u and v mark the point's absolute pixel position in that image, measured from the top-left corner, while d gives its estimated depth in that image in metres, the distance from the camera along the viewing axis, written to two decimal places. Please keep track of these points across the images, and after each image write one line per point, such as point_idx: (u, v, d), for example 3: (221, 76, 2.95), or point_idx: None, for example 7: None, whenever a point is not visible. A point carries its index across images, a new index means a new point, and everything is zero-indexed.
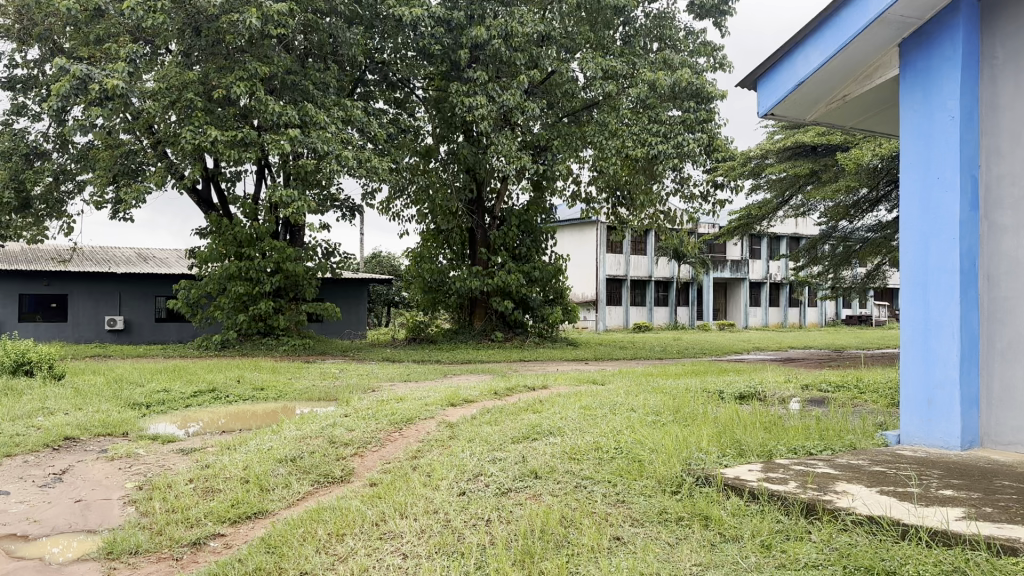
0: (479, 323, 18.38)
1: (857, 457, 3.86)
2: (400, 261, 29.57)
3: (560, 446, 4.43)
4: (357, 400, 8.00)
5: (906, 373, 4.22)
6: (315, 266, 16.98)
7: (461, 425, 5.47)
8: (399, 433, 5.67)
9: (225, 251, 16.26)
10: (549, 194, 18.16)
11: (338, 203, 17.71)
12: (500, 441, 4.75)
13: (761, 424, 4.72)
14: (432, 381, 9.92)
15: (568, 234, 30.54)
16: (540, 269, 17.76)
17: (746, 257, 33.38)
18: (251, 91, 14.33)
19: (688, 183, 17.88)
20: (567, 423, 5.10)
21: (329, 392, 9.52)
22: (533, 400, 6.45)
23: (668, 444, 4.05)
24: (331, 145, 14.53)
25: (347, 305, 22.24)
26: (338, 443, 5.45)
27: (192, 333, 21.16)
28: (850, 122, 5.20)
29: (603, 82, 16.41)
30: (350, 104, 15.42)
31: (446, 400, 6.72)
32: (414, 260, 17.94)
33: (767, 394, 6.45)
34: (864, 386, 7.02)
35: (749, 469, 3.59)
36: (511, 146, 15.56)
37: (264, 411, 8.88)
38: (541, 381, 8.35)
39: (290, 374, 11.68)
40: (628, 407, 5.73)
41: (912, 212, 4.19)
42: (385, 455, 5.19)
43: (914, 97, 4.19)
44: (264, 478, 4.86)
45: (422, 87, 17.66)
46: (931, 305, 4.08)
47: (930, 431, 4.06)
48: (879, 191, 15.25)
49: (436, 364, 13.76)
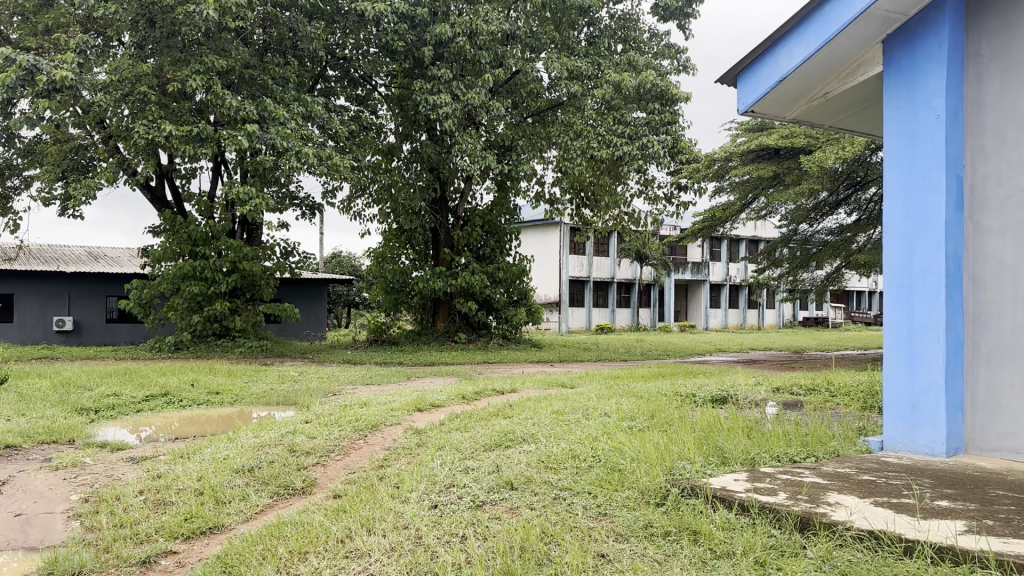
0: (443, 324, 18.13)
1: (843, 465, 3.74)
2: (361, 261, 29.14)
3: (534, 454, 4.24)
4: (318, 404, 7.71)
5: (889, 378, 4.13)
6: (273, 265, 16.55)
7: (429, 432, 5.24)
8: (363, 441, 5.41)
9: (179, 250, 15.75)
10: (512, 195, 17.98)
11: (298, 202, 17.30)
12: (471, 450, 4.54)
13: (740, 429, 4.59)
14: (396, 384, 9.67)
15: (530, 235, 30.42)
16: (504, 270, 17.56)
17: (706, 259, 33.64)
18: (207, 84, 13.93)
19: (652, 184, 17.84)
20: (541, 429, 4.91)
21: (288, 396, 9.21)
22: (503, 405, 6.24)
23: (647, 452, 3.89)
24: (290, 141, 14.17)
25: (306, 306, 21.78)
26: (298, 451, 5.18)
27: (145, 334, 20.52)
28: (828, 122, 5.10)
29: (569, 82, 16.26)
30: (310, 100, 15.06)
31: (412, 404, 6.48)
32: (376, 260, 17.58)
33: (741, 398, 6.34)
34: (836, 390, 6.94)
35: (735, 478, 3.44)
36: (475, 145, 15.34)
37: (220, 416, 8.54)
38: (509, 384, 8.16)
39: (247, 378, 11.30)
40: (602, 412, 5.56)
41: (897, 213, 4.10)
42: (349, 464, 4.94)
43: (899, 96, 4.10)
44: (220, 490, 4.58)
45: (384, 84, 17.34)
46: (916, 308, 3.98)
47: (914, 438, 3.97)
48: (839, 194, 15.37)
49: (398, 365, 13.49)
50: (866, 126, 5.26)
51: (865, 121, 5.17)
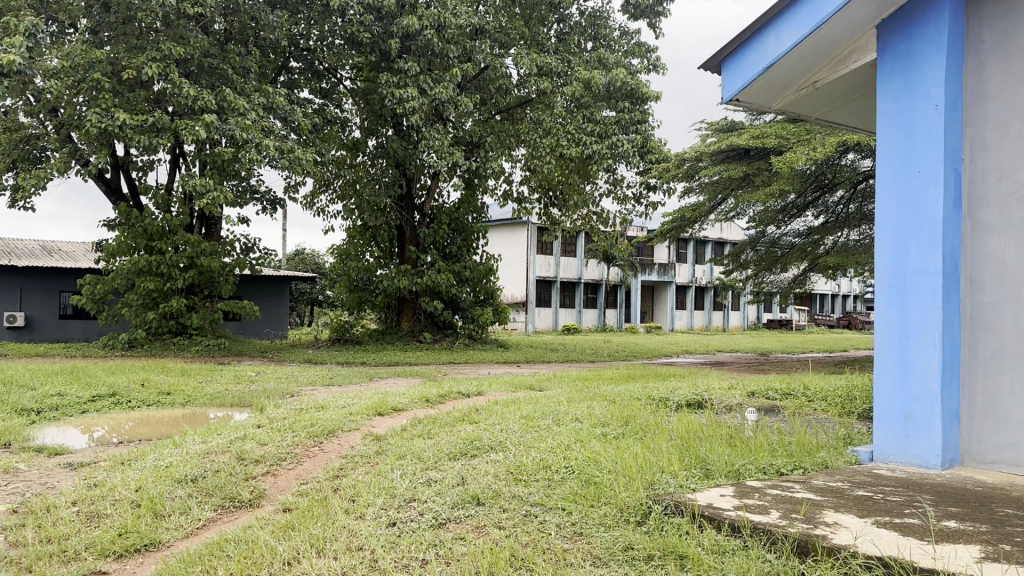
0: (407, 323, 17.71)
1: (834, 479, 3.50)
2: (324, 258, 28.54)
3: (503, 464, 3.92)
4: (276, 407, 7.30)
5: (880, 384, 3.90)
6: (233, 262, 15.95)
7: (389, 439, 4.89)
8: (318, 448, 5.03)
9: (134, 244, 15.15)
10: (480, 193, 17.63)
11: (259, 196, 16.77)
12: (435, 459, 4.21)
13: (721, 437, 4.32)
14: (356, 386, 9.28)
15: (498, 234, 30.11)
16: (471, 269, 17.18)
17: (673, 261, 33.64)
18: (164, 72, 13.36)
19: (621, 184, 17.64)
20: (509, 436, 4.60)
21: (244, 397, 8.76)
22: (468, 409, 5.90)
23: (625, 463, 3.59)
24: (250, 132, 13.67)
25: (267, 303, 21.19)
26: (247, 459, 4.78)
27: (99, 331, 19.79)
28: (814, 113, 4.85)
29: (538, 79, 15.91)
30: (272, 91, 14.53)
31: (372, 408, 6.11)
32: (339, 257, 17.10)
33: (716, 403, 6.10)
34: (813, 394, 6.73)
35: (721, 493, 3.14)
36: (443, 140, 15.00)
37: (172, 418, 8.08)
38: (476, 387, 7.82)
39: (201, 378, 10.79)
40: (573, 417, 5.27)
41: (890, 209, 3.87)
42: (303, 474, 4.56)
43: (894, 85, 3.87)
44: (158, 502, 4.17)
45: (349, 77, 16.87)
46: (910, 310, 3.76)
47: (907, 449, 3.74)
48: (807, 196, 15.30)
49: (361, 366, 13.05)
50: (851, 118, 5.04)
51: (850, 114, 4.94)
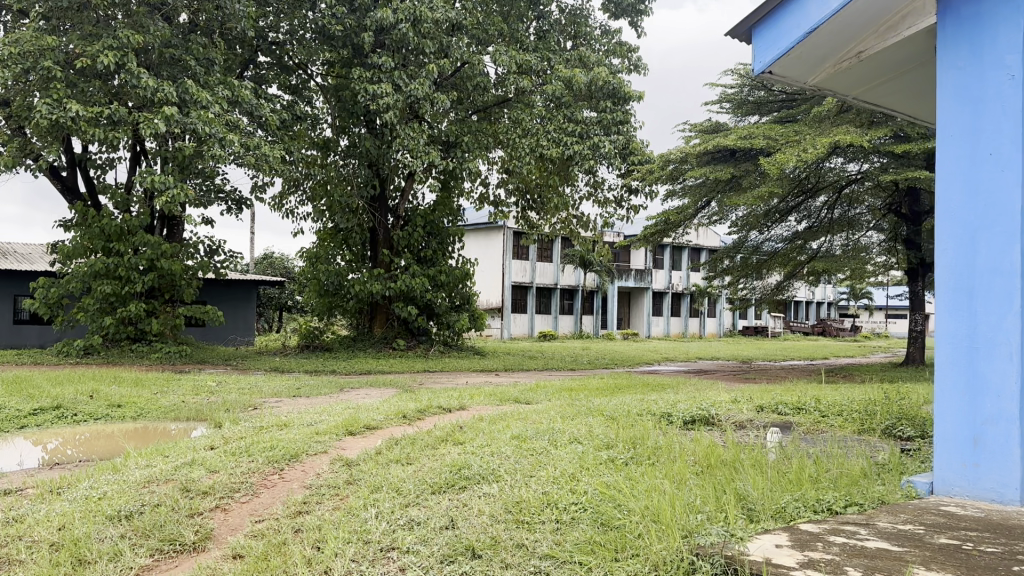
0: (381, 330, 16.96)
1: (902, 521, 2.90)
2: (294, 262, 27.67)
3: (500, 500, 3.28)
4: (237, 423, 6.57)
5: (942, 404, 3.33)
6: (196, 264, 15.14)
7: (362, 465, 4.21)
8: (278, 476, 4.31)
9: (91, 245, 14.29)
10: (456, 195, 16.94)
11: (224, 195, 15.95)
12: (416, 492, 3.57)
13: (749, 462, 3.72)
14: (325, 398, 8.53)
15: (473, 239, 29.42)
16: (447, 273, 16.43)
17: (649, 267, 33.14)
18: (121, 62, 12.50)
19: (602, 186, 17.09)
20: (502, 463, 3.95)
21: (202, 411, 7.98)
22: (452, 427, 5.23)
23: (649, 501, 2.97)
24: (214, 127, 12.86)
25: (233, 309, 20.31)
26: (193, 491, 4.06)
27: (55, 337, 18.76)
28: (852, 92, 4.28)
29: (517, 77, 15.17)
30: (238, 84, 13.70)
31: (342, 427, 5.40)
32: (309, 261, 16.24)
33: (725, 420, 5.50)
34: (826, 409, 6.16)
35: (776, 544, 2.53)
36: (417, 139, 14.30)
37: (122, 433, 7.30)
38: (457, 400, 7.13)
39: (156, 389, 9.95)
40: (572, 439, 4.63)
41: (953, 197, 3.31)
42: (258, 510, 3.85)
43: (958, 52, 3.31)
44: (83, 545, 3.42)
45: (320, 73, 16.13)
46: (979, 317, 3.19)
47: (977, 480, 3.16)
48: (790, 200, 14.68)
49: (331, 375, 12.29)
50: (889, 100, 4.47)
51: (891, 94, 4.36)
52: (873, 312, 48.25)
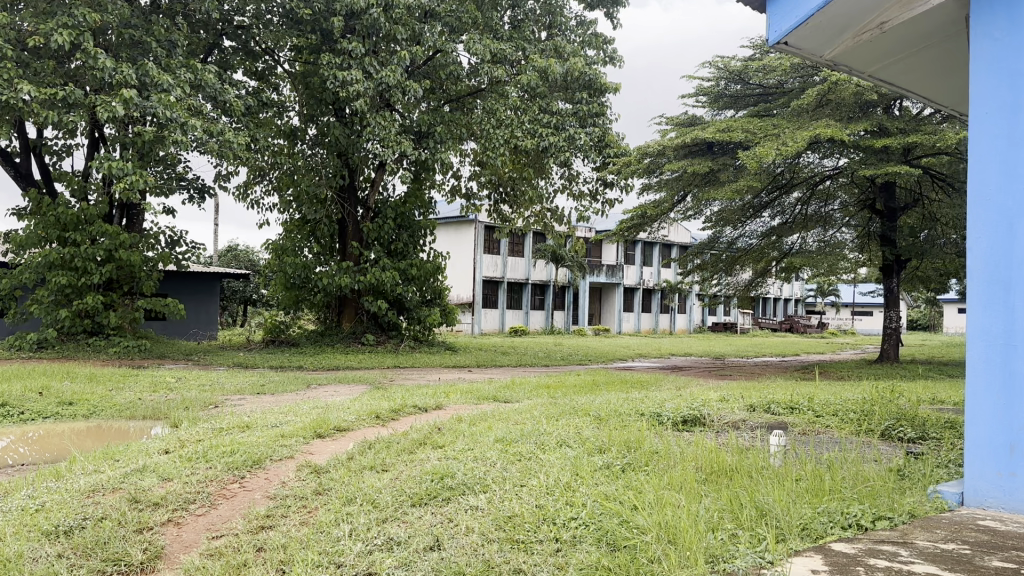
0: (349, 324, 16.46)
1: (941, 538, 2.60)
2: (260, 255, 26.99)
3: (489, 515, 2.92)
4: (196, 424, 6.11)
5: (973, 407, 3.05)
6: (156, 256, 14.53)
7: (334, 473, 3.81)
8: (238, 486, 3.88)
9: (46, 235, 13.62)
10: (427, 186, 16.51)
11: (185, 184, 15.35)
12: (393, 505, 3.20)
13: (760, 469, 3.42)
14: (291, 396, 8.07)
15: (444, 233, 28.98)
16: (418, 267, 16.00)
17: (621, 262, 32.96)
18: (77, 41, 11.86)
19: (577, 179, 16.79)
20: (488, 470, 3.59)
21: (159, 409, 7.50)
22: (430, 429, 4.85)
23: (661, 518, 2.64)
24: (175, 111, 12.25)
25: (195, 302, 19.67)
26: (142, 502, 3.60)
27: (7, 331, 17.95)
28: (867, 69, 3.98)
29: (491, 67, 14.69)
30: (201, 67, 13.10)
31: (310, 428, 5.00)
32: (275, 253, 15.72)
33: (717, 420, 5.22)
34: (821, 409, 5.89)
35: (813, 570, 2.20)
36: (388, 128, 13.83)
37: (73, 433, 6.79)
38: (431, 398, 6.75)
39: (110, 386, 9.39)
40: (561, 443, 4.28)
41: (987, 180, 3.02)
42: (215, 523, 3.42)
43: (995, 22, 3.03)
44: (12, 566, 2.96)
45: (288, 59, 15.55)
46: (1017, 312, 2.89)
47: (1012, 491, 2.88)
48: (765, 195, 14.52)
49: (297, 372, 11.81)
50: (911, 78, 4.15)
51: (914, 71, 4.04)
52: (839, 309, 48.59)
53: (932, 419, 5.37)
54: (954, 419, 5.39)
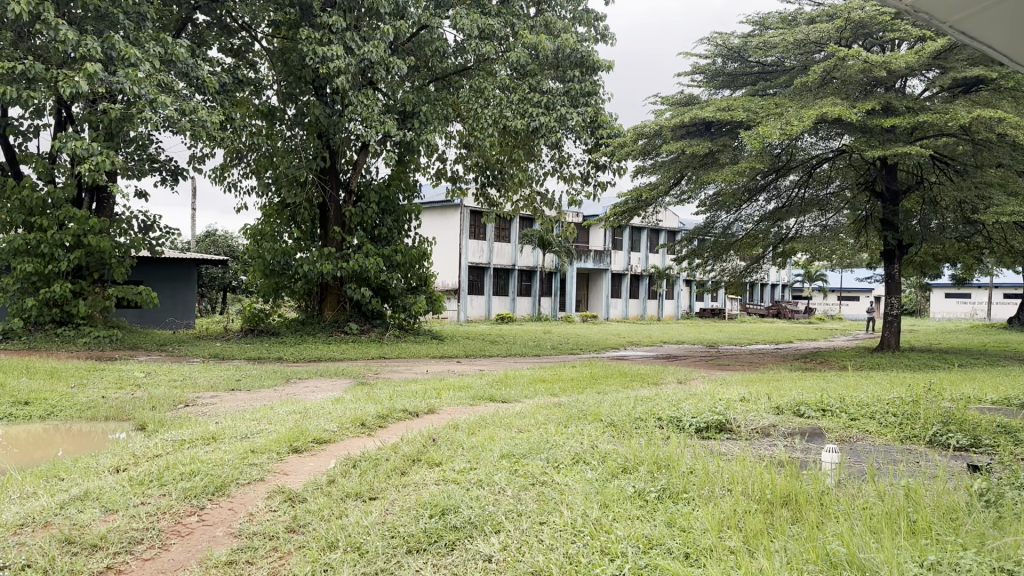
0: (331, 313, 15.78)
1: None
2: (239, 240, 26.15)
3: (506, 572, 2.35)
4: (159, 430, 5.43)
5: None
6: (129, 241, 13.70)
7: (312, 504, 3.19)
8: (195, 519, 3.24)
9: (11, 220, 12.79)
10: (412, 168, 15.79)
11: (158, 165, 14.54)
12: (385, 553, 2.60)
13: (827, 499, 2.82)
14: (266, 394, 7.42)
15: (429, 217, 28.26)
16: (403, 253, 15.25)
17: (608, 248, 32.39)
18: (37, 11, 10.95)
19: (568, 162, 16.16)
20: (498, 501, 2.98)
21: (123, 408, 6.83)
22: (423, 441, 4.22)
23: None
24: (144, 87, 11.41)
25: (172, 290, 18.89)
26: (76, 545, 2.94)
27: None
28: (952, 18, 3.36)
29: (480, 43, 13.92)
30: (173, 41, 12.25)
31: (284, 441, 4.37)
32: (253, 238, 14.91)
33: (747, 427, 4.63)
34: (855, 411, 5.31)
35: None
36: (371, 107, 13.06)
37: (24, 435, 6.10)
38: (421, 399, 6.14)
39: (72, 383, 8.65)
40: (581, 462, 3.65)
41: None
42: (167, 570, 2.78)
43: None
44: None
45: (265, 34, 14.70)
46: None
47: None
48: (763, 178, 13.96)
49: (277, 365, 11.11)
50: (1000, 28, 3.52)
51: (1006, 18, 3.41)
52: (827, 294, 48.50)
53: (983, 422, 4.78)
54: (1007, 423, 4.79)
